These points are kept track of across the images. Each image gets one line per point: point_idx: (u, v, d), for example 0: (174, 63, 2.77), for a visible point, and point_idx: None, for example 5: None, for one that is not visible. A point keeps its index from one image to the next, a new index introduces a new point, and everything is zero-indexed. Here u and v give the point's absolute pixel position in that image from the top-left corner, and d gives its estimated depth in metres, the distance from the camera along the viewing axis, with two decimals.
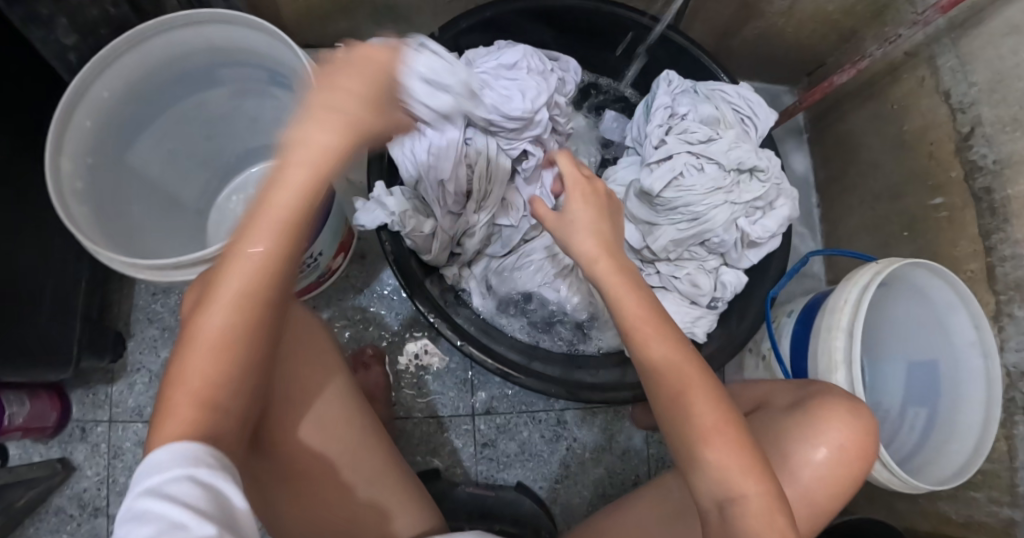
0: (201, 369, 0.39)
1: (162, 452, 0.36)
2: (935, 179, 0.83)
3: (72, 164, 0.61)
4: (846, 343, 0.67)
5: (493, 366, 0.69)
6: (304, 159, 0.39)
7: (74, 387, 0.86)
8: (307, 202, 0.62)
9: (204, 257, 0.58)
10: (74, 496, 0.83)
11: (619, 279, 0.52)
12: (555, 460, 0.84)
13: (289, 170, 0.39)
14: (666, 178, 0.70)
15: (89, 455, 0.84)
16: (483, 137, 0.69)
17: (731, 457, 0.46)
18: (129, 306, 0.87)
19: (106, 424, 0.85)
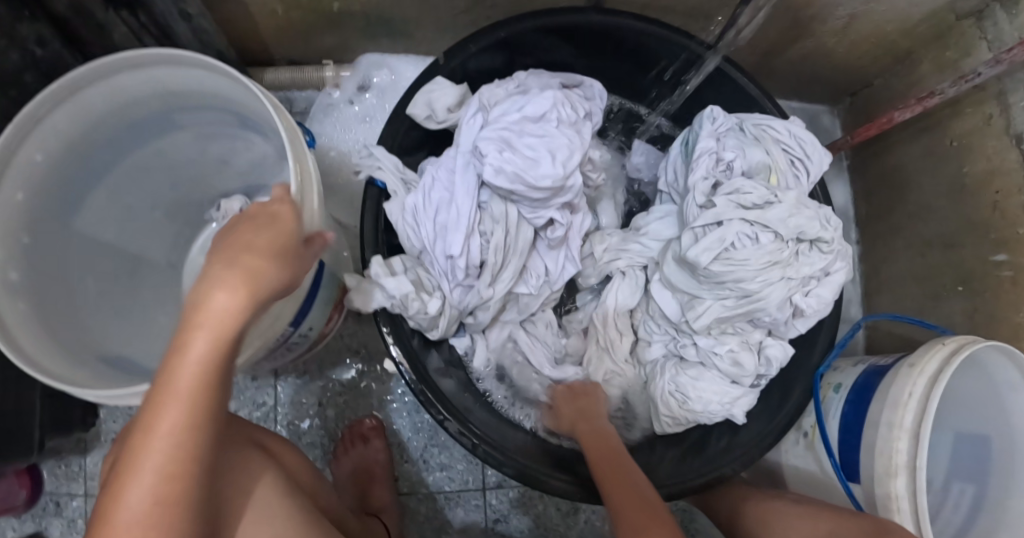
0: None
1: None
2: (998, 233, 0.74)
3: (2, 254, 0.49)
4: (910, 448, 0.61)
5: (511, 470, 0.59)
6: (205, 332, 0.38)
7: (44, 459, 0.83)
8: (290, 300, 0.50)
9: None
10: None
11: (595, 443, 0.61)
12: (572, 535, 0.77)
13: (182, 355, 0.38)
14: (715, 251, 0.60)
15: (65, 531, 0.83)
16: (501, 203, 0.60)
17: None
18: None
19: (81, 498, 0.83)
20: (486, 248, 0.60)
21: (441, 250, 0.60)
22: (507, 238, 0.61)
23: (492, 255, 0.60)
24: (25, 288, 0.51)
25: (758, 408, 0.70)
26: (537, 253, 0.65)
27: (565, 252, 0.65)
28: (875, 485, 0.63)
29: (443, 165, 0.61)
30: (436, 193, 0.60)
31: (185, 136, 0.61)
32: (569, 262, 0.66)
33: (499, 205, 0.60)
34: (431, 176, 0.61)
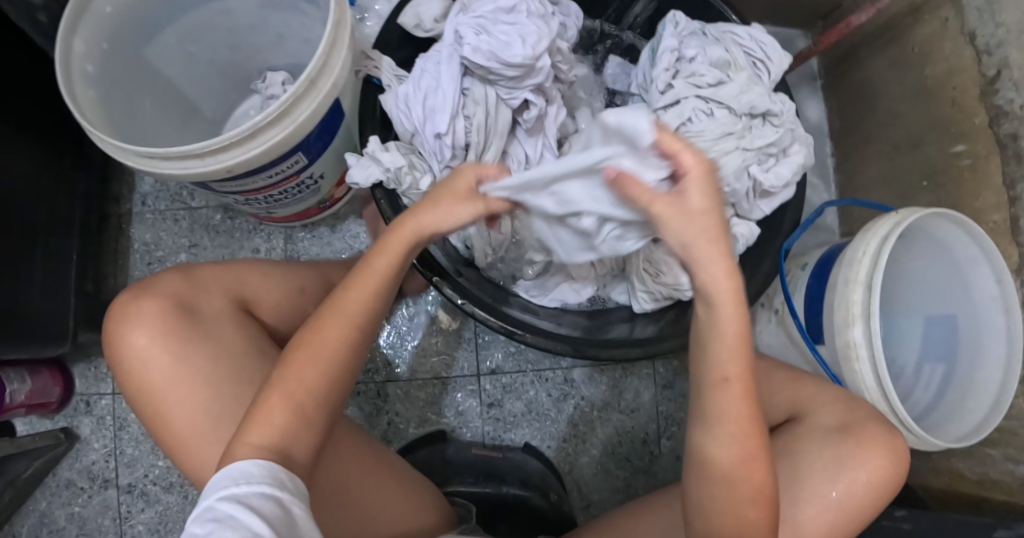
0: (306, 383, 0.53)
1: (246, 465, 0.48)
2: (958, 126, 0.79)
3: (85, 46, 0.63)
4: (865, 297, 0.65)
5: (498, 326, 0.67)
6: (390, 250, 0.54)
7: (75, 362, 0.91)
8: (307, 111, 0.58)
9: (193, 152, 0.55)
10: (84, 470, 0.89)
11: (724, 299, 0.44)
12: (562, 419, 0.84)
13: (373, 261, 0.55)
14: (673, 123, 0.67)
15: (96, 429, 0.90)
16: (481, 86, 0.64)
17: (754, 487, 0.51)
18: (126, 278, 0.91)
19: (109, 397, 0.90)
20: (470, 130, 0.64)
21: (430, 130, 0.64)
22: (488, 121, 0.65)
23: (475, 135, 0.64)
24: (93, 77, 0.64)
25: None
26: (516, 140, 0.71)
27: (542, 139, 0.71)
28: (836, 337, 0.67)
29: (430, 58, 0.65)
30: (424, 81, 0.64)
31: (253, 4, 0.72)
32: (547, 150, 0.71)
33: (480, 88, 0.64)
34: (419, 68, 0.65)
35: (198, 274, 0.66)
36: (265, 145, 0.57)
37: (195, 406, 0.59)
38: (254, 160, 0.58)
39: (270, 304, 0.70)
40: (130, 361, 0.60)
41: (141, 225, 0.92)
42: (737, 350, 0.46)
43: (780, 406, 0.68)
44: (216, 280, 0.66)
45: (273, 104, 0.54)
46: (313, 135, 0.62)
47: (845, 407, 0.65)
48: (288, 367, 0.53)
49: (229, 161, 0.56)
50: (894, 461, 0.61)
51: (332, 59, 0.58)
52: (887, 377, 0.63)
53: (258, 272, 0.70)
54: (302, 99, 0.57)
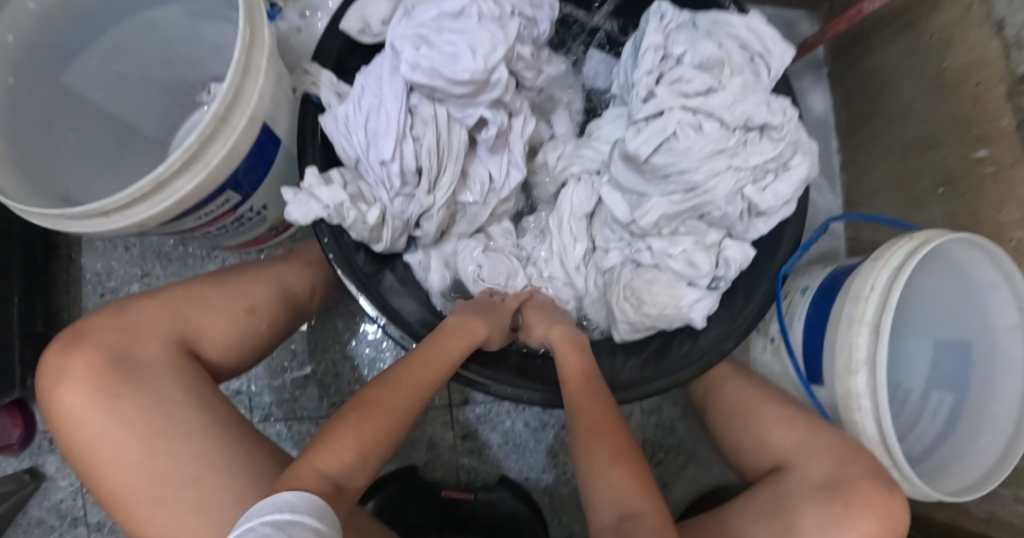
0: (374, 425, 0.49)
1: (293, 496, 0.41)
2: (979, 129, 0.70)
3: None
4: (870, 342, 0.58)
5: (455, 375, 0.61)
6: (462, 334, 0.58)
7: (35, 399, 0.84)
8: (221, 153, 0.52)
9: (96, 211, 0.49)
10: (52, 508, 0.84)
11: (566, 348, 0.59)
12: (541, 450, 0.77)
13: (449, 340, 0.57)
14: (655, 141, 0.58)
15: (61, 466, 0.84)
16: (430, 104, 0.58)
17: (622, 477, 0.49)
18: (79, 311, 0.83)
19: None
20: (420, 153, 0.59)
21: (374, 157, 0.59)
22: (440, 142, 0.59)
23: (425, 160, 0.58)
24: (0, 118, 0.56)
25: (720, 312, 0.67)
26: (478, 159, 0.64)
27: (506, 156, 0.63)
28: (838, 384, 0.61)
29: (371, 73, 0.59)
30: (365, 100, 0.58)
31: (178, 10, 0.64)
32: (513, 168, 0.64)
33: (428, 106, 0.58)
34: (360, 86, 0.59)
35: (130, 314, 0.56)
36: (178, 196, 0.51)
37: (138, 467, 0.51)
38: (169, 211, 0.52)
39: (216, 330, 0.59)
40: (66, 421, 0.53)
41: (90, 254, 0.83)
42: (581, 374, 0.57)
43: (766, 456, 0.63)
44: (155, 319, 0.56)
45: (178, 150, 0.49)
46: (241, 170, 0.56)
47: (835, 459, 0.59)
48: (359, 416, 0.49)
49: (139, 217, 0.51)
50: (885, 528, 0.55)
51: (244, 93, 0.51)
52: (892, 435, 0.56)
53: (199, 296, 0.59)
54: (213, 140, 0.51)
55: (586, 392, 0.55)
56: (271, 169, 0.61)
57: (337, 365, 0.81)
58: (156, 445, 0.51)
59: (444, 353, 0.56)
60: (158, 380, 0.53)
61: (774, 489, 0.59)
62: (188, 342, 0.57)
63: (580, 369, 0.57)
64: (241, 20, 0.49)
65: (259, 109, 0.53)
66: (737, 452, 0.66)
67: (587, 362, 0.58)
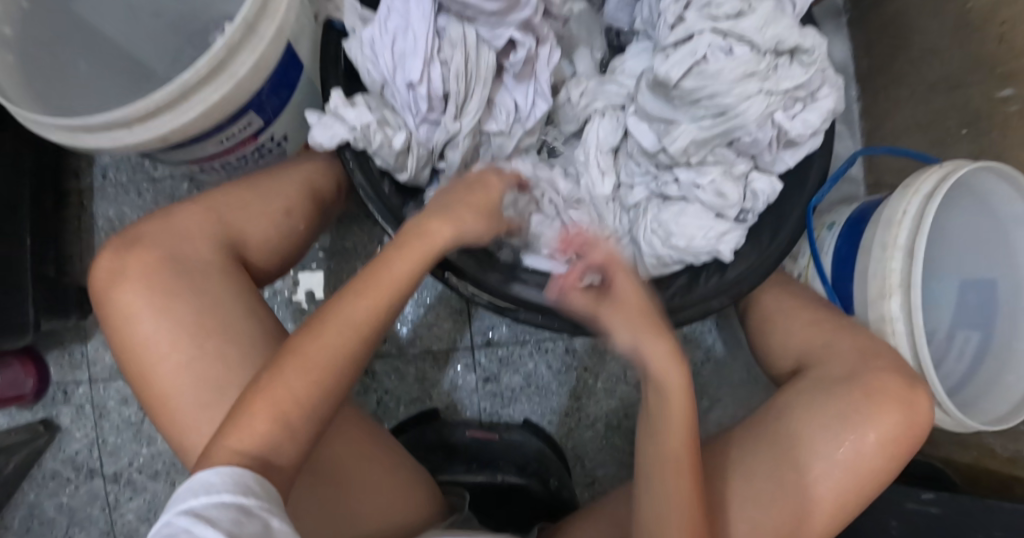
0: (293, 391, 0.45)
1: (210, 475, 0.41)
2: (1004, 67, 0.70)
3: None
4: (904, 265, 0.58)
5: (486, 301, 0.60)
6: (407, 257, 0.52)
7: (48, 348, 0.83)
8: (248, 64, 0.51)
9: (123, 118, 0.48)
10: (68, 459, 0.83)
11: (621, 296, 0.58)
12: (563, 393, 0.77)
13: (390, 263, 0.51)
14: (685, 64, 0.58)
15: (76, 418, 0.83)
16: (458, 26, 0.57)
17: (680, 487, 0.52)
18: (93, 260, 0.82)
19: (86, 385, 0.83)
20: (448, 77, 0.58)
21: (401, 79, 0.58)
22: (468, 65, 0.58)
23: (453, 83, 0.58)
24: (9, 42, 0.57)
25: (748, 248, 0.67)
26: (504, 88, 0.64)
27: (533, 85, 0.63)
28: (871, 309, 0.61)
29: None
30: (392, 22, 0.57)
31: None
32: (539, 98, 0.64)
33: (457, 28, 0.57)
34: (387, 8, 0.58)
35: (176, 219, 0.57)
36: (203, 106, 0.50)
37: (186, 364, 0.53)
38: (193, 125, 0.52)
39: (259, 240, 0.61)
40: (119, 321, 0.54)
41: (102, 201, 0.83)
42: (654, 338, 0.55)
43: (791, 354, 0.63)
44: (200, 227, 0.57)
45: (206, 55, 0.48)
46: (265, 91, 0.56)
47: (859, 353, 0.58)
48: (279, 377, 0.46)
49: (164, 127, 0.50)
50: (905, 418, 0.53)
51: (272, 1, 0.50)
52: (927, 355, 0.56)
53: (239, 202, 0.60)
54: (240, 49, 0.50)
55: (645, 328, 0.56)
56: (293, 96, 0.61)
57: None
58: (208, 344, 0.53)
59: (391, 275, 0.51)
60: (208, 288, 0.55)
61: (799, 388, 0.58)
62: (234, 249, 0.59)
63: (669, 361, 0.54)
64: None
65: (285, 22, 0.52)
66: (770, 359, 0.66)
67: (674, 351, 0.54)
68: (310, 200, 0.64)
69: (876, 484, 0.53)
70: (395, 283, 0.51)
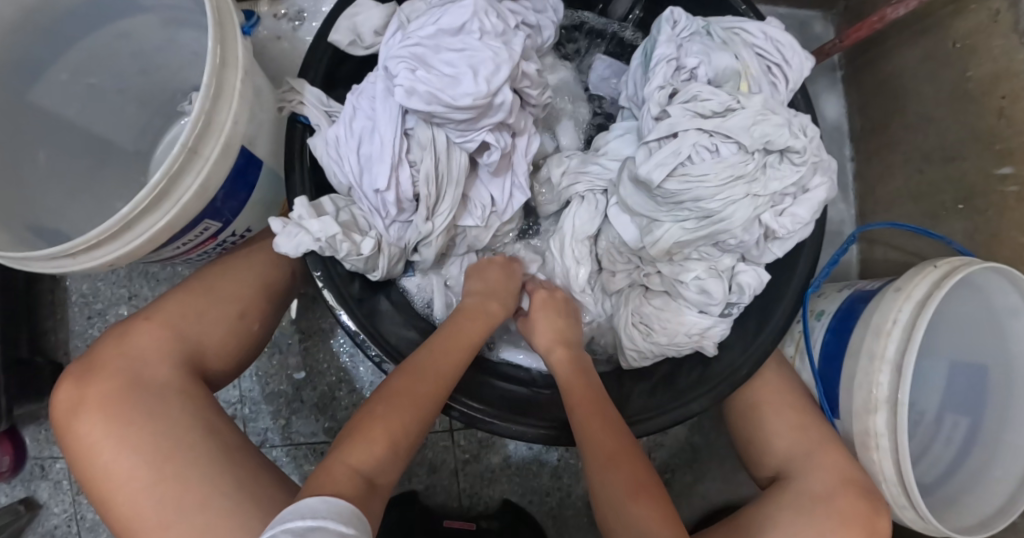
0: (396, 422, 0.49)
1: (317, 501, 0.40)
2: (1004, 143, 0.67)
3: None
4: (891, 379, 0.55)
5: (459, 414, 0.58)
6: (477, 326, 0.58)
7: (26, 425, 0.80)
8: (193, 188, 0.46)
9: (56, 254, 0.44)
10: (46, 534, 0.80)
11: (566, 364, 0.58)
12: (545, 472, 0.76)
13: (463, 326, 0.58)
14: (669, 165, 0.55)
15: (54, 493, 0.80)
16: (427, 128, 0.53)
17: None
18: (66, 334, 0.79)
19: (63, 461, 0.80)
20: (417, 180, 0.54)
21: (367, 184, 0.54)
22: (439, 167, 0.55)
23: (423, 186, 0.54)
24: None
25: (734, 337, 0.65)
26: (479, 181, 0.60)
27: (510, 178, 0.60)
28: (855, 421, 0.58)
29: (363, 93, 0.54)
30: (357, 122, 0.53)
31: (151, 20, 0.58)
32: (516, 191, 0.61)
33: (425, 131, 0.53)
34: (352, 106, 0.54)
35: (133, 338, 0.50)
36: (147, 235, 0.46)
37: (150, 496, 0.46)
38: (140, 251, 0.47)
39: (218, 344, 0.54)
40: (81, 461, 0.47)
41: (74, 274, 0.79)
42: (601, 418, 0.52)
43: (767, 452, 0.61)
44: (159, 342, 0.51)
45: (145, 188, 0.43)
46: (219, 199, 0.50)
47: (839, 477, 0.57)
48: (382, 407, 0.49)
49: (107, 256, 0.45)
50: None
51: (215, 119, 0.46)
52: (910, 477, 0.54)
53: (195, 309, 0.53)
54: (184, 173, 0.45)
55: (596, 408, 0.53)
56: (254, 193, 0.55)
57: (335, 388, 0.76)
58: (167, 470, 0.47)
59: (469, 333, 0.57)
60: (163, 410, 0.48)
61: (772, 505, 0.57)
62: (196, 361, 0.52)
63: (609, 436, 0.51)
64: (211, 39, 0.44)
65: (232, 137, 0.48)
66: (743, 450, 0.64)
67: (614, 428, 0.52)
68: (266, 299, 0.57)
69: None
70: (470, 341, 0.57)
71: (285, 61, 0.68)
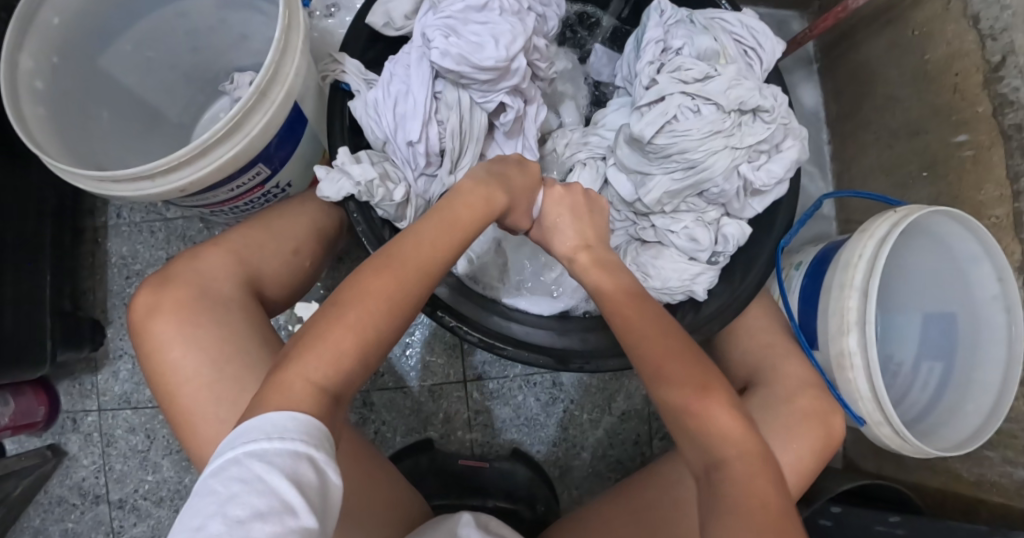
0: (365, 326, 0.45)
1: (281, 418, 0.38)
2: (960, 115, 0.75)
3: (33, 62, 0.59)
4: (860, 304, 0.62)
5: (477, 340, 0.65)
6: (460, 222, 0.52)
7: (60, 379, 0.88)
8: (260, 125, 0.56)
9: (143, 173, 0.53)
10: (74, 485, 0.87)
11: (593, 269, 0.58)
12: (551, 423, 0.82)
13: (458, 211, 0.53)
14: (658, 123, 0.64)
15: (84, 445, 0.87)
16: (454, 90, 0.63)
17: (723, 417, 0.50)
18: (104, 293, 0.88)
19: (95, 414, 0.88)
20: (444, 136, 0.63)
21: (401, 138, 0.63)
22: (463, 125, 0.64)
23: (449, 141, 0.63)
24: (44, 95, 0.61)
25: (721, 286, 0.71)
26: (495, 143, 0.69)
27: (522, 140, 0.68)
28: (831, 344, 0.65)
29: (399, 61, 0.63)
30: (394, 85, 0.62)
31: (210, 2, 0.69)
32: (527, 152, 0.69)
33: (452, 92, 0.63)
34: (389, 72, 0.63)
35: (202, 259, 0.58)
36: (218, 163, 0.55)
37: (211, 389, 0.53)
38: (208, 179, 0.56)
39: (274, 274, 0.62)
40: (152, 355, 0.55)
41: (117, 239, 0.89)
42: (610, 274, 0.57)
43: (743, 373, 0.69)
44: (222, 263, 0.59)
45: (222, 119, 0.53)
46: (273, 144, 0.60)
47: (801, 381, 0.66)
48: (339, 306, 0.46)
49: (182, 180, 0.55)
50: (826, 433, 0.63)
51: (282, 70, 0.56)
52: (882, 389, 0.60)
53: (255, 242, 0.62)
54: (253, 112, 0.55)
55: (608, 272, 0.58)
56: (297, 146, 0.64)
57: None
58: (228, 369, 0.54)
59: (437, 233, 0.51)
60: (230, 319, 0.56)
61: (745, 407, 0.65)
62: (254, 287, 0.60)
63: (616, 287, 0.56)
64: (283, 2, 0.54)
65: (293, 88, 0.58)
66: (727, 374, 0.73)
67: (619, 278, 0.57)
68: (316, 239, 0.65)
69: (810, 479, 0.62)
70: (436, 240, 0.50)
71: (320, 47, 0.78)
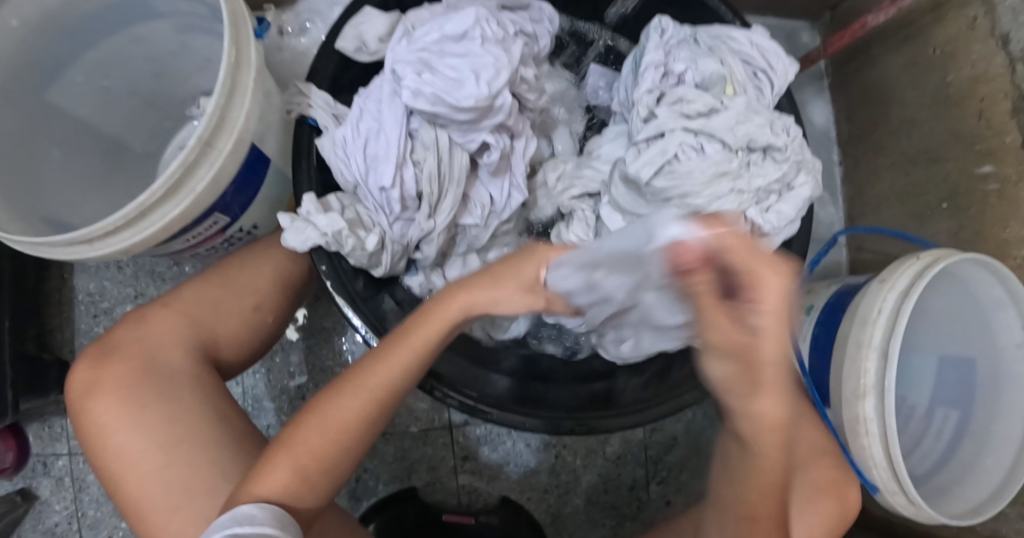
0: (304, 449, 0.48)
1: (251, 507, 0.44)
2: (984, 143, 0.69)
3: None
4: (878, 368, 0.57)
5: (458, 402, 0.60)
6: (430, 327, 0.49)
7: (29, 421, 0.83)
8: (207, 179, 0.50)
9: (76, 240, 0.47)
10: (46, 532, 0.82)
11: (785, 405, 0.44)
12: (542, 469, 0.78)
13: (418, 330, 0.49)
14: (656, 164, 0.58)
15: (55, 490, 0.83)
16: (431, 129, 0.57)
17: None
18: (71, 331, 0.83)
19: (65, 458, 0.83)
20: (420, 178, 0.57)
21: (373, 182, 0.57)
22: (442, 167, 0.58)
23: (426, 184, 0.57)
24: None
25: None
26: (480, 182, 0.63)
27: (508, 178, 0.62)
28: (845, 407, 0.60)
29: (371, 96, 0.57)
30: (364, 123, 0.57)
31: (166, 26, 0.62)
32: (515, 190, 0.63)
33: (429, 131, 0.57)
34: (359, 108, 0.57)
35: (148, 325, 0.54)
36: (162, 223, 0.49)
37: (158, 474, 0.49)
38: (153, 239, 0.51)
39: (232, 335, 0.57)
40: (92, 436, 0.51)
41: (83, 274, 0.83)
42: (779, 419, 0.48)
43: None
44: (171, 328, 0.54)
45: (161, 178, 0.47)
46: (229, 192, 0.54)
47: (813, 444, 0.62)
48: (291, 438, 0.48)
49: (122, 243, 0.49)
50: (838, 503, 0.59)
51: (229, 115, 0.50)
52: (898, 459, 0.55)
53: (209, 301, 0.56)
54: (198, 165, 0.49)
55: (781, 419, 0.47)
56: (259, 190, 0.58)
57: None
58: (179, 451, 0.50)
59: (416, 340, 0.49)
60: (177, 395, 0.51)
61: None
62: (208, 350, 0.55)
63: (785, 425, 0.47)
64: (227, 39, 0.48)
65: (244, 133, 0.52)
66: None
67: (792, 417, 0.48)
68: (283, 291, 0.60)
69: None
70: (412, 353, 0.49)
71: (295, 69, 0.72)
